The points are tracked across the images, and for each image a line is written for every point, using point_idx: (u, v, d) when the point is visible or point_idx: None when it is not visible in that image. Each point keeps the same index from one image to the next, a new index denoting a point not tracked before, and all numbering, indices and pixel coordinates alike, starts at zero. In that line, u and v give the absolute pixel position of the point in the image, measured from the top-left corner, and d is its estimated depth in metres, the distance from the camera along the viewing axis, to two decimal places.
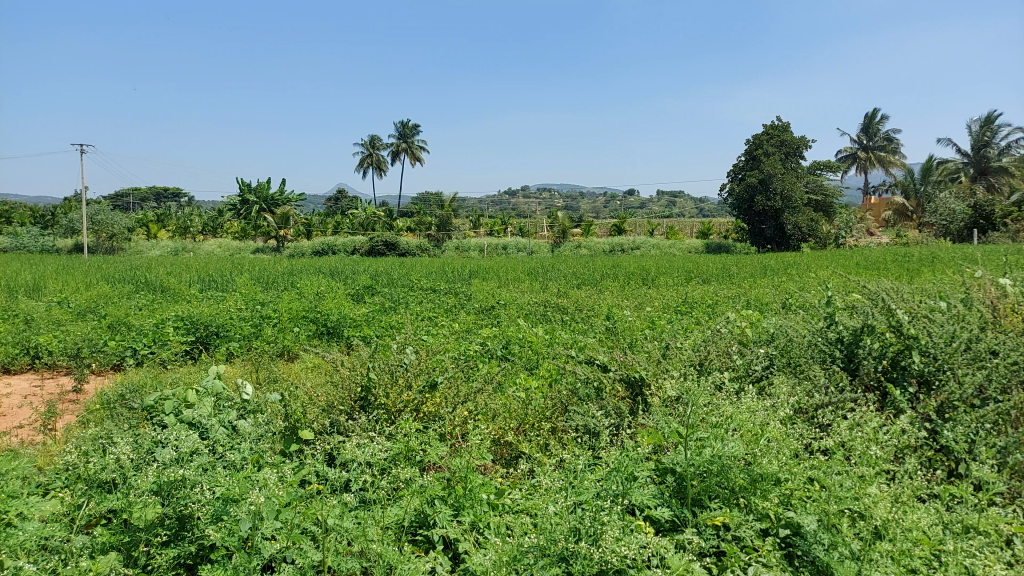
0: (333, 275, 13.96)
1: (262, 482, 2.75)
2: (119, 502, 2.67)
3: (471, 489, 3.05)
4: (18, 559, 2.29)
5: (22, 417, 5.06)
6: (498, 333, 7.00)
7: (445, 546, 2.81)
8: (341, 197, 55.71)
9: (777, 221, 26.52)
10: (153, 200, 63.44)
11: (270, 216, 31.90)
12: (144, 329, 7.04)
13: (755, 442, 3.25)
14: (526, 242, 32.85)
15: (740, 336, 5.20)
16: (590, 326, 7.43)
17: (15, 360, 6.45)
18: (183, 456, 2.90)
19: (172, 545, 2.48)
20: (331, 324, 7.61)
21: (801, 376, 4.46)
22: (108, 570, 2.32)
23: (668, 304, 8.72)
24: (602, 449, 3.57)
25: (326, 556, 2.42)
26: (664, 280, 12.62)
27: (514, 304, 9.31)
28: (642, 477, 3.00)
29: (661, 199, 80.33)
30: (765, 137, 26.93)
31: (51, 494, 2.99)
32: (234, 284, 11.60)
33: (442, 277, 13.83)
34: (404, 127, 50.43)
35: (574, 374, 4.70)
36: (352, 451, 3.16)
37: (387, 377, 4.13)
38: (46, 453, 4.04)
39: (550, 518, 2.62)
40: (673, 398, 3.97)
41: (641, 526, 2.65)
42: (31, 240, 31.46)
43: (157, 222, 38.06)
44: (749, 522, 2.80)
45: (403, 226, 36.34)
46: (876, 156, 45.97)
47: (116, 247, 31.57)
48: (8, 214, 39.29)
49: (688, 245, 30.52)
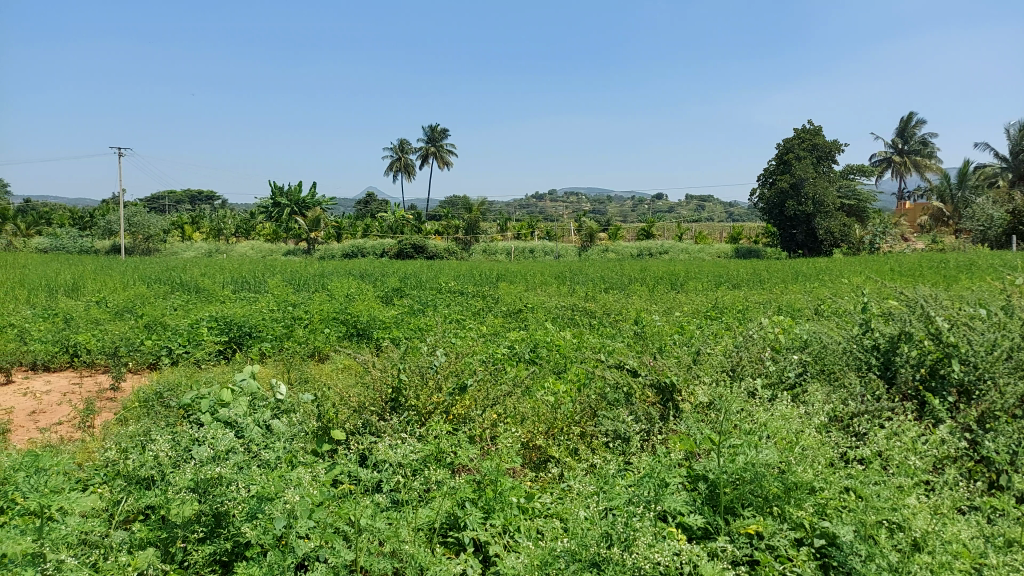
0: (363, 278, 14.11)
1: (296, 482, 2.78)
2: (157, 499, 2.72)
3: (501, 492, 3.05)
4: (59, 552, 2.34)
5: (61, 414, 5.19)
6: (526, 336, 7.01)
7: (475, 549, 2.80)
8: (371, 200, 56.37)
9: (808, 226, 26.19)
10: (187, 203, 64.74)
11: (301, 219, 32.42)
12: (179, 329, 7.18)
13: (789, 449, 3.20)
14: (553, 245, 32.85)
15: (772, 342, 5.15)
16: (619, 330, 7.40)
17: (55, 358, 6.62)
18: (219, 454, 2.94)
19: (207, 542, 2.52)
20: (361, 325, 7.69)
21: (836, 383, 4.38)
22: (146, 565, 2.36)
23: (697, 310, 8.64)
24: (632, 455, 3.53)
25: (358, 556, 2.43)
26: (694, 285, 12.52)
27: (542, 308, 9.32)
28: (674, 484, 2.97)
29: (690, 203, 79.86)
30: (795, 141, 26.72)
31: (90, 490, 3.06)
32: (266, 285, 11.76)
33: (470, 280, 13.89)
34: (434, 130, 50.75)
35: (603, 378, 4.68)
36: (384, 452, 3.17)
37: (418, 378, 4.17)
38: (85, 449, 4.14)
39: (582, 523, 2.60)
40: (705, 403, 3.93)
41: (672, 534, 2.62)
42: (71, 241, 32.25)
43: (191, 224, 38.80)
44: (783, 531, 2.75)
45: (432, 229, 36.56)
46: (912, 161, 45.06)
47: (152, 248, 32.28)
48: (49, 214, 40.30)
49: (717, 250, 30.25)
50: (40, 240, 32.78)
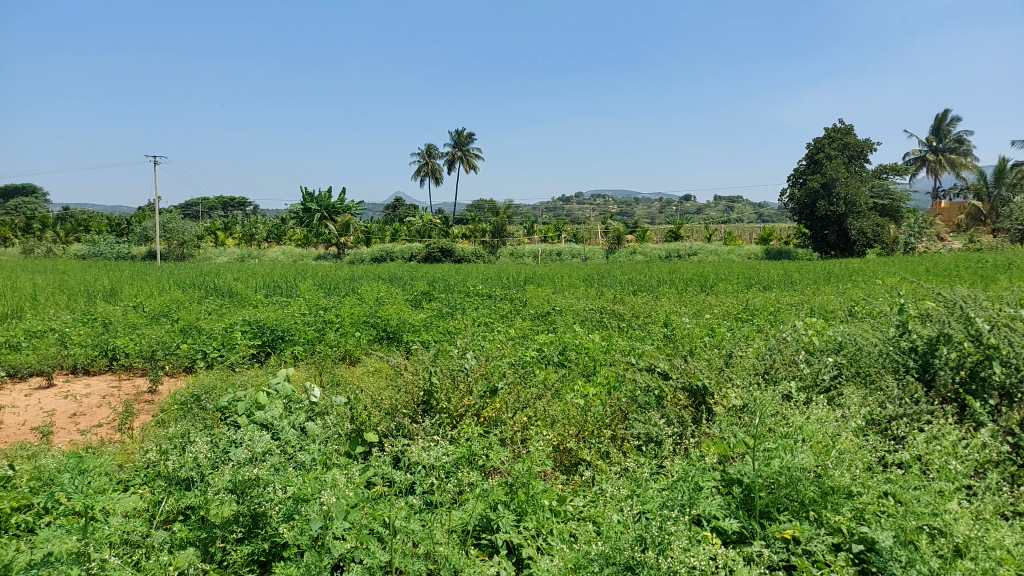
0: (392, 281, 14.25)
1: (331, 483, 2.81)
2: (196, 499, 2.76)
3: (533, 495, 3.05)
4: (102, 551, 2.40)
5: (101, 416, 5.32)
6: (555, 339, 7.00)
7: (508, 551, 2.80)
8: (399, 204, 56.79)
9: (840, 226, 25.77)
10: (220, 209, 65.88)
11: (331, 224, 32.79)
12: (214, 332, 7.30)
13: (826, 453, 3.16)
14: (581, 248, 32.76)
15: (805, 344, 5.09)
16: (648, 332, 7.35)
17: (95, 361, 6.77)
18: (256, 456, 2.99)
19: (246, 542, 2.57)
20: (391, 329, 7.75)
21: (873, 386, 4.30)
22: (186, 565, 2.40)
23: (728, 312, 8.55)
24: (664, 458, 3.51)
25: (393, 557, 2.44)
26: (723, 287, 12.39)
27: (570, 311, 9.32)
28: (708, 487, 2.95)
29: (719, 204, 78.98)
30: (826, 141, 26.41)
31: (131, 490, 3.14)
32: (297, 290, 11.92)
33: (497, 283, 13.91)
34: (460, 134, 50.91)
35: (633, 381, 4.66)
36: (417, 454, 3.19)
37: (449, 381, 4.20)
38: (125, 451, 4.23)
39: (616, 527, 2.59)
40: (737, 407, 3.90)
41: (707, 538, 2.60)
42: (109, 248, 33.02)
43: (224, 229, 39.45)
44: (819, 535, 2.70)
45: (459, 232, 36.70)
46: (947, 159, 44.09)
47: (187, 254, 32.86)
48: (87, 221, 41.25)
49: (748, 251, 29.89)
50: (79, 247, 33.60)
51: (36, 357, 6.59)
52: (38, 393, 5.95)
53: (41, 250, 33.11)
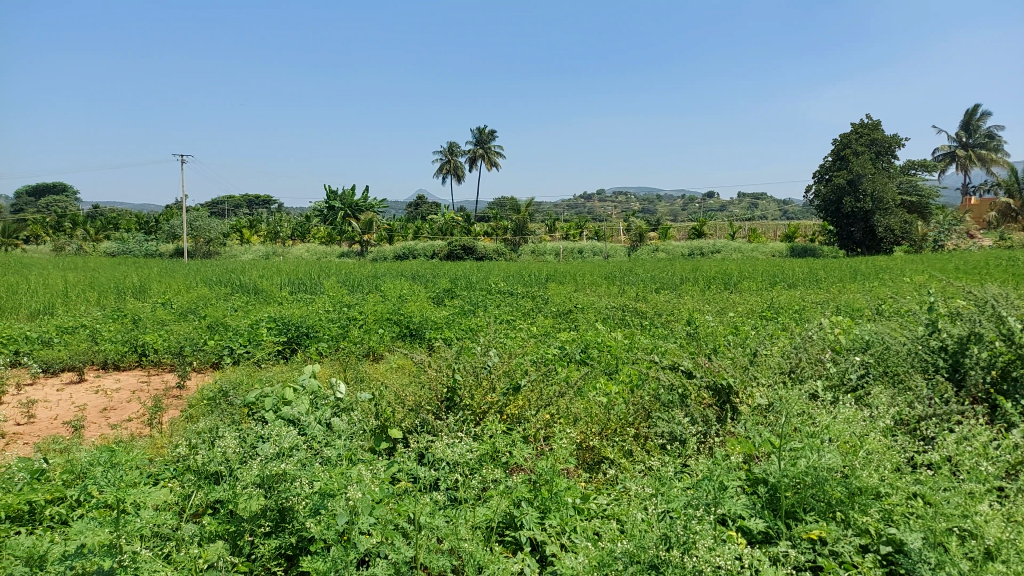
0: (415, 279, 14.31)
1: (357, 479, 2.84)
2: (225, 493, 2.81)
3: (556, 492, 3.06)
4: (134, 544, 2.45)
5: (131, 411, 5.42)
6: (577, 337, 6.99)
7: (532, 548, 2.81)
8: (421, 202, 57.02)
9: (866, 223, 25.41)
10: (245, 207, 66.61)
11: (354, 222, 33.01)
12: (240, 329, 7.40)
13: (853, 453, 3.12)
14: (602, 245, 32.66)
15: (831, 343, 5.03)
16: (671, 330, 7.31)
17: (124, 357, 6.89)
18: (283, 451, 3.02)
19: (273, 536, 2.60)
20: (413, 326, 7.80)
21: (901, 386, 4.24)
22: (215, 557, 2.44)
23: (752, 310, 8.48)
24: (689, 457, 3.49)
25: (419, 552, 2.46)
26: (747, 285, 12.27)
27: (592, 308, 9.30)
28: (734, 487, 2.93)
29: (744, 201, 78.17)
30: (853, 136, 26.07)
31: (161, 484, 3.20)
32: (321, 287, 12.02)
33: (518, 281, 13.93)
34: (482, 132, 51.01)
35: (657, 379, 4.64)
36: (441, 450, 3.21)
37: (472, 378, 4.22)
38: (155, 445, 4.31)
39: (640, 525, 2.58)
40: (763, 406, 3.87)
41: (732, 537, 2.58)
42: (137, 245, 33.58)
43: (250, 227, 39.90)
44: (846, 537, 2.67)
45: (481, 230, 36.75)
46: (977, 155, 43.23)
47: (212, 251, 33.28)
48: (116, 219, 41.95)
49: (772, 249, 29.59)
50: (108, 244, 34.21)
51: (67, 351, 6.72)
52: (70, 388, 6.07)
53: (72, 247, 33.72)
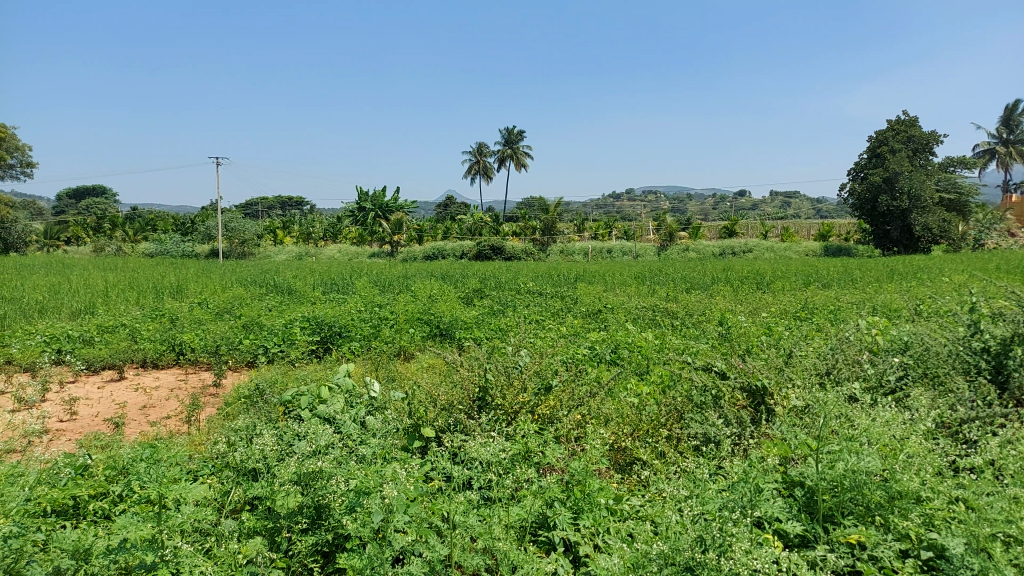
0: (444, 279, 14.39)
1: (392, 477, 2.87)
2: (263, 490, 2.85)
3: (589, 493, 3.05)
4: (174, 539, 2.50)
5: (169, 409, 5.53)
6: (607, 337, 6.96)
7: (565, 549, 2.81)
8: (450, 203, 57.26)
9: (903, 222, 24.88)
10: (278, 208, 67.58)
11: (385, 222, 33.27)
12: (275, 329, 7.52)
13: (893, 457, 3.06)
14: (632, 245, 32.49)
15: (868, 345, 4.95)
16: (702, 331, 7.24)
17: (163, 356, 7.02)
18: (320, 448, 3.06)
19: (310, 533, 2.63)
20: (444, 326, 7.84)
21: (942, 388, 4.14)
22: (254, 553, 2.49)
23: (785, 310, 8.36)
24: (723, 459, 3.46)
25: (453, 551, 2.47)
26: (780, 285, 12.09)
27: (622, 308, 9.25)
28: (770, 490, 2.90)
29: (776, 199, 77.10)
30: (890, 133, 25.64)
31: (201, 480, 3.27)
32: (353, 287, 12.14)
33: (547, 281, 13.92)
34: (511, 132, 51.00)
35: (690, 380, 4.60)
36: (475, 450, 3.22)
37: (504, 378, 4.24)
38: (193, 442, 4.39)
39: (675, 527, 2.56)
40: (799, 408, 3.82)
41: (769, 540, 2.55)
42: (174, 246, 34.27)
43: (283, 228, 40.46)
44: (886, 542, 2.61)
45: (510, 230, 36.82)
46: (1019, 151, 42.02)
47: (247, 252, 33.84)
48: (154, 221, 42.87)
49: (805, 248, 29.14)
50: (147, 245, 34.96)
51: (108, 350, 6.86)
52: (110, 386, 6.21)
53: (112, 249, 34.52)
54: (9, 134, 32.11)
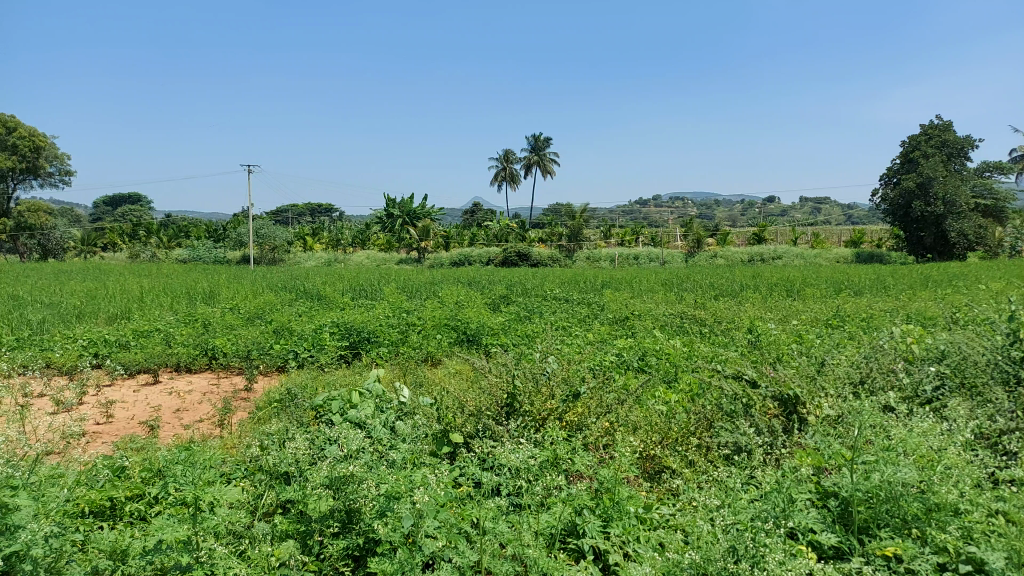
0: (471, 285, 14.47)
1: (422, 482, 2.89)
2: (295, 493, 2.89)
3: (618, 501, 3.04)
4: (209, 540, 2.54)
5: (202, 412, 5.63)
6: (634, 344, 6.92)
7: (595, 557, 2.79)
8: (477, 209, 57.48)
9: (938, 229, 24.37)
10: (308, 215, 68.53)
11: (412, 229, 33.60)
12: (305, 334, 7.61)
13: (931, 468, 2.99)
14: (659, 251, 32.32)
15: (903, 353, 4.85)
16: (731, 338, 7.16)
17: (196, 360, 7.14)
18: (351, 453, 3.10)
19: (341, 536, 2.67)
20: (471, 332, 7.87)
21: (981, 398, 4.04)
22: (287, 556, 2.52)
23: (817, 318, 8.24)
24: (755, 468, 3.42)
25: (482, 557, 2.48)
26: (811, 292, 11.94)
27: (649, 315, 9.19)
28: (803, 501, 2.86)
29: (806, 206, 76.13)
30: (922, 138, 25.29)
31: (234, 483, 3.33)
32: (381, 293, 12.26)
33: (574, 287, 13.86)
34: (538, 139, 51.06)
35: (720, 388, 4.56)
36: (504, 456, 3.23)
37: (532, 385, 4.25)
38: (225, 445, 4.46)
39: (705, 536, 2.53)
40: (832, 417, 3.78)
41: (802, 551, 2.52)
42: (207, 252, 34.91)
43: (313, 235, 40.98)
44: (924, 555, 2.54)
45: (536, 237, 36.86)
46: None
47: (277, 258, 34.35)
48: (187, 227, 43.78)
49: (836, 254, 28.69)
50: (181, 252, 35.72)
51: (143, 354, 7.01)
52: (145, 390, 6.35)
53: (147, 254, 35.28)
54: (49, 143, 32.99)
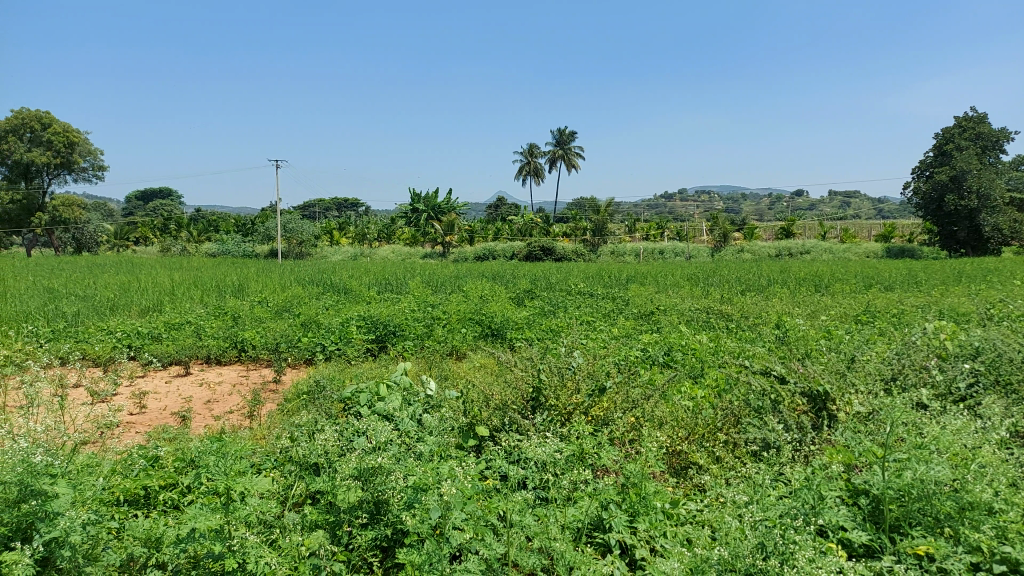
0: (496, 279, 14.49)
1: (449, 475, 2.91)
2: (324, 484, 2.94)
3: (645, 496, 3.03)
4: (242, 529, 2.59)
5: (232, 403, 5.73)
6: (660, 339, 6.88)
7: (622, 551, 2.80)
8: (501, 204, 57.48)
9: (972, 223, 23.83)
10: (334, 209, 69.09)
11: (437, 224, 33.71)
12: (332, 327, 7.69)
13: (965, 466, 2.94)
14: (685, 246, 32.06)
15: (936, 350, 4.77)
16: (758, 334, 7.09)
17: (226, 352, 7.25)
18: (379, 445, 3.13)
19: (370, 528, 2.71)
20: (495, 326, 7.89)
21: (1017, 396, 3.95)
22: (317, 546, 2.57)
23: (846, 314, 8.12)
24: (783, 464, 3.39)
25: (509, 550, 2.49)
26: (840, 287, 11.77)
27: (674, 310, 9.14)
28: (833, 498, 2.83)
29: (834, 201, 74.98)
30: (955, 131, 24.79)
31: (264, 473, 3.38)
32: (406, 287, 12.33)
33: (598, 282, 13.81)
34: (562, 133, 50.90)
35: (747, 384, 4.52)
36: (530, 450, 3.24)
37: (558, 380, 4.26)
38: (255, 436, 4.54)
39: (733, 532, 2.52)
40: (862, 414, 3.73)
41: (832, 549, 2.49)
42: (235, 246, 35.36)
43: (339, 229, 41.33)
44: (957, 553, 2.49)
45: (560, 231, 36.76)
46: None
47: (304, 252, 34.66)
48: (216, 222, 44.36)
49: (866, 249, 28.22)
50: (210, 246, 36.22)
51: (175, 346, 7.14)
52: (176, 381, 6.47)
53: (177, 249, 35.85)
54: (82, 138, 33.59)
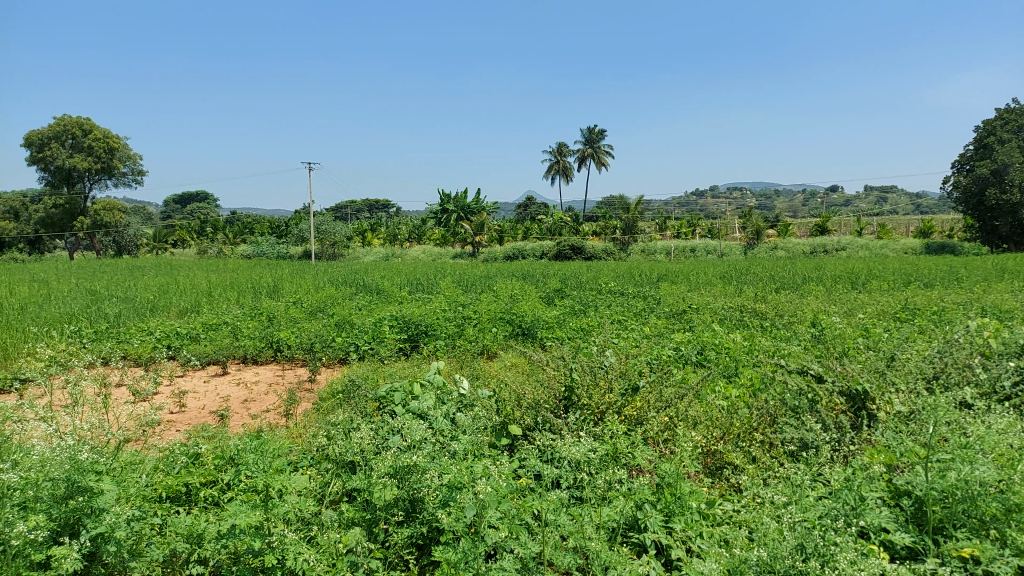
0: (526, 279, 14.50)
1: (483, 473, 2.92)
2: (361, 482, 2.98)
3: (680, 496, 3.01)
4: (281, 526, 2.63)
5: (268, 402, 5.82)
6: (693, 338, 6.81)
7: (658, 551, 2.78)
8: (530, 203, 57.45)
9: (1015, 217, 23.16)
10: (365, 210, 69.71)
11: (467, 224, 33.80)
12: (364, 327, 7.77)
13: (1011, 466, 2.86)
14: (717, 244, 31.71)
15: (979, 348, 4.64)
16: (794, 332, 6.98)
17: (262, 352, 7.38)
18: (414, 443, 3.16)
19: (406, 525, 2.74)
20: (526, 325, 7.89)
21: None
22: (354, 543, 2.60)
23: (884, 311, 7.96)
24: (821, 464, 3.34)
25: (545, 549, 2.49)
26: (878, 284, 11.54)
27: (707, 309, 9.04)
28: (873, 499, 2.78)
29: (871, 197, 73.47)
30: (997, 123, 24.15)
31: (300, 471, 3.43)
32: (437, 287, 12.39)
33: (629, 281, 13.71)
34: (591, 132, 50.59)
35: (783, 383, 4.46)
36: (564, 449, 3.24)
37: (591, 379, 4.24)
38: (292, 435, 4.61)
39: (771, 533, 2.48)
40: (903, 414, 3.66)
41: (873, 551, 2.45)
42: (270, 248, 35.89)
43: (370, 230, 41.74)
44: (1004, 556, 2.42)
45: (590, 229, 36.60)
46: None
47: (336, 253, 35.03)
48: (251, 224, 45.09)
49: (904, 245, 27.60)
50: (245, 248, 36.84)
51: (212, 346, 7.28)
52: (215, 381, 6.59)
53: (213, 250, 36.51)
54: (122, 144, 34.35)
